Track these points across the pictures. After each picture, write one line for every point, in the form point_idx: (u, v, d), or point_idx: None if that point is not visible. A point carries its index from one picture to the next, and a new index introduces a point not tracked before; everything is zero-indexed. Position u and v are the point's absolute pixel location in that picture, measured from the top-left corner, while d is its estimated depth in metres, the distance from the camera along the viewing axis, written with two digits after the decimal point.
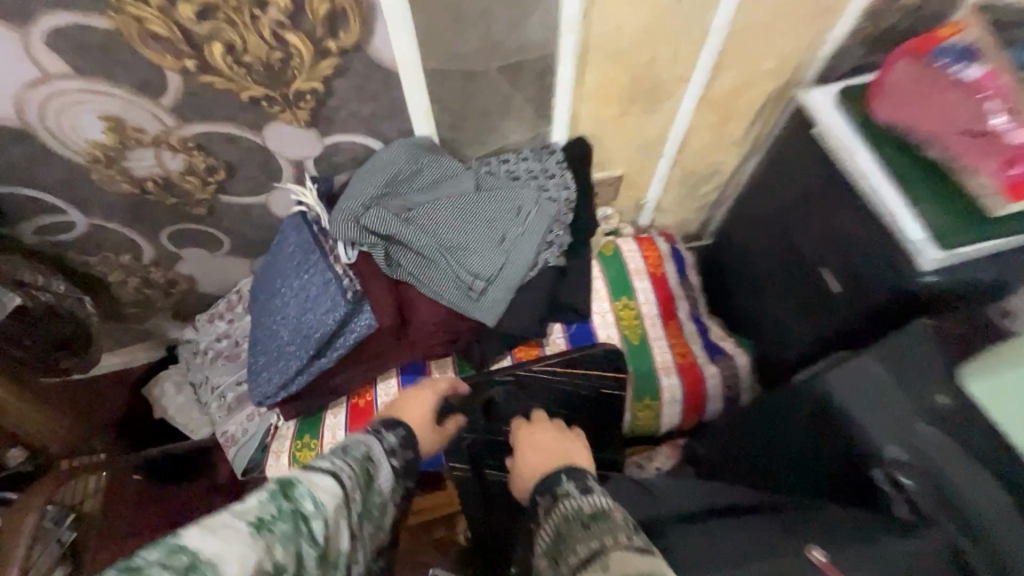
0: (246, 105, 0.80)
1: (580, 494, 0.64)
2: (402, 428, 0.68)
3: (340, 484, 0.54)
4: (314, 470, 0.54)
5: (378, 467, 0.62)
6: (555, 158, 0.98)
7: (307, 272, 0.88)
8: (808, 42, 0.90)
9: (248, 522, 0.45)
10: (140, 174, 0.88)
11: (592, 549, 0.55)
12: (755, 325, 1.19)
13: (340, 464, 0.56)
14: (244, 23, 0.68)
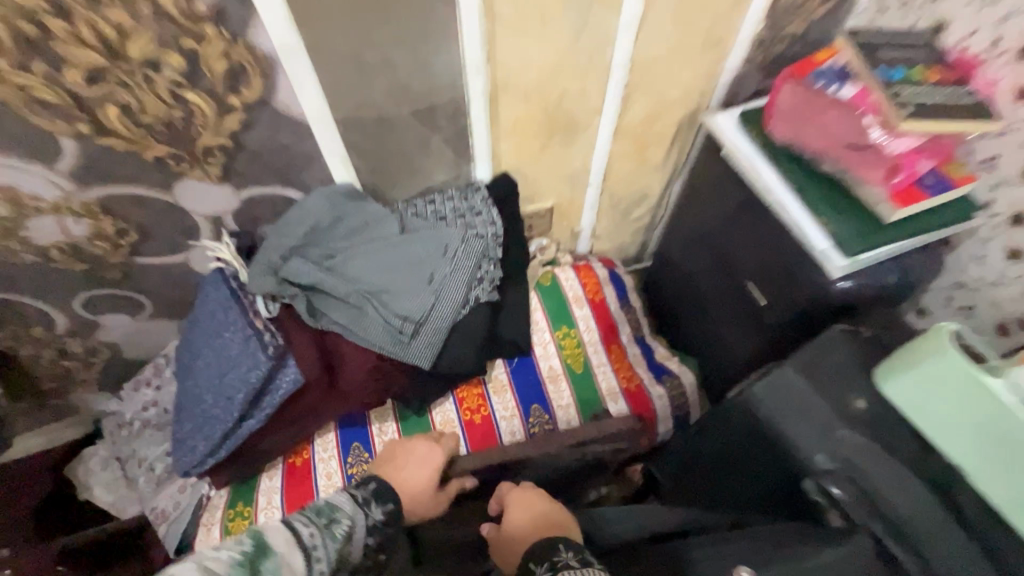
0: (152, 165, 0.78)
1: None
2: (388, 500, 0.68)
3: (308, 563, 0.55)
4: (293, 531, 0.57)
5: (354, 540, 0.62)
6: (481, 196, 0.99)
7: (228, 331, 0.84)
8: (708, 71, 0.95)
9: None
10: (43, 242, 0.84)
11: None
12: (696, 343, 1.21)
13: (316, 540, 0.57)
14: (138, 84, 0.67)
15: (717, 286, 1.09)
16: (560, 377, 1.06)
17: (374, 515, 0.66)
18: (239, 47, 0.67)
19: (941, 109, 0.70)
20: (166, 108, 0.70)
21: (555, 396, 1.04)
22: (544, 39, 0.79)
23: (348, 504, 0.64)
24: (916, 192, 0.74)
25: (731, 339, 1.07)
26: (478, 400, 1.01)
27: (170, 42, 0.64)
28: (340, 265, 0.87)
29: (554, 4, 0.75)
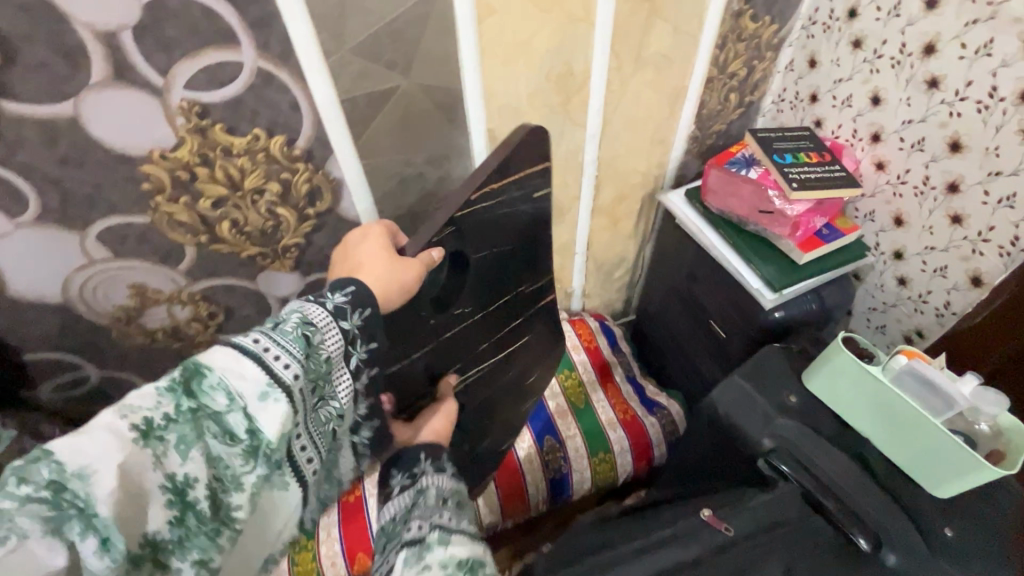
0: (244, 261, 1.03)
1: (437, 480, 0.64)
2: (368, 305, 0.59)
3: (269, 369, 0.50)
4: (239, 350, 0.50)
5: (323, 332, 0.55)
6: None
7: None
8: (658, 161, 1.25)
9: (131, 425, 0.44)
10: (152, 326, 1.07)
11: (428, 520, 0.59)
12: (680, 379, 1.41)
13: (264, 342, 0.51)
14: (246, 205, 0.93)
15: (687, 326, 1.31)
16: (566, 412, 1.26)
17: (333, 302, 0.57)
18: (319, 175, 0.94)
19: (820, 182, 0.97)
20: (263, 219, 0.96)
21: (563, 428, 1.24)
22: None
23: (296, 301, 0.56)
24: (816, 239, 1.00)
25: (705, 369, 1.28)
26: None
27: (273, 175, 0.91)
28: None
29: (537, 128, 1.04)
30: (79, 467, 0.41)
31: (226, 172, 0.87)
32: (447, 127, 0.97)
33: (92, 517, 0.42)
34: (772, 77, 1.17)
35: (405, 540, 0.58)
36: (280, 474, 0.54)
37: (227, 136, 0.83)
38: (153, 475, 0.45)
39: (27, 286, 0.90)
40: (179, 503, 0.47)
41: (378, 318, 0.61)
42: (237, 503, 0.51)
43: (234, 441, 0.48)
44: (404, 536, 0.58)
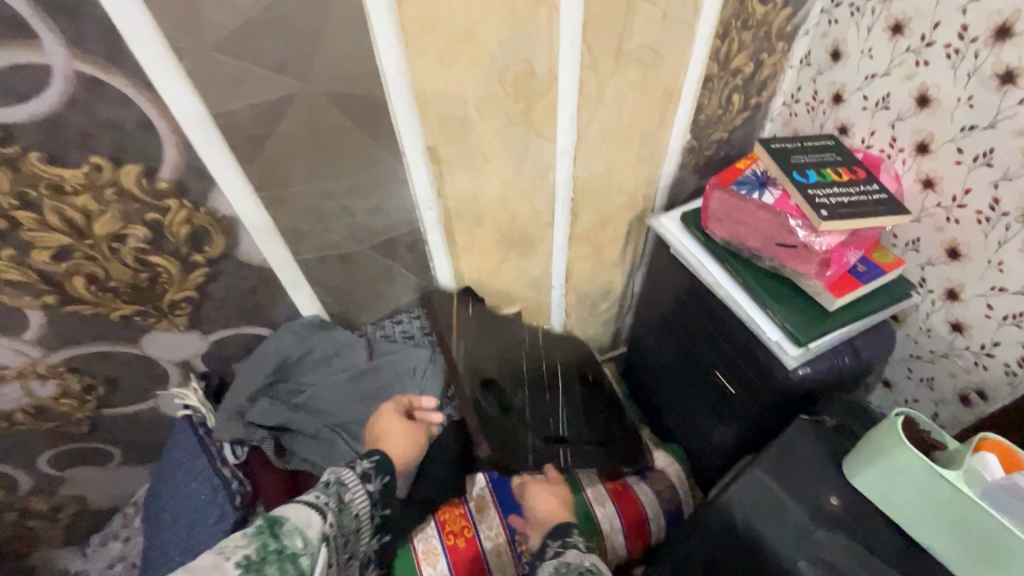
0: (119, 323, 0.80)
1: (580, 551, 0.70)
2: (387, 472, 0.73)
3: (324, 519, 0.63)
4: (305, 505, 0.62)
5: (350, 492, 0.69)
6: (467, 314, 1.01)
7: (194, 481, 0.83)
8: (647, 177, 1.03)
9: (234, 560, 0.53)
10: (8, 407, 0.83)
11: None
12: (678, 431, 1.19)
13: (324, 497, 0.65)
14: (105, 255, 0.70)
15: (687, 374, 1.09)
16: None
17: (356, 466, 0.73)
18: (201, 213, 0.71)
19: (856, 207, 0.76)
20: (133, 272, 0.73)
21: None
22: (490, 171, 0.86)
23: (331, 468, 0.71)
24: (850, 278, 0.79)
25: (709, 426, 1.06)
26: (458, 519, 0.92)
27: (135, 217, 0.68)
28: (308, 400, 0.88)
29: (493, 144, 0.82)
30: None
31: (62, 215, 0.64)
32: (372, 145, 0.75)
33: None
34: (783, 75, 0.96)
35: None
36: None
37: (51, 168, 0.60)
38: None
39: None
40: None
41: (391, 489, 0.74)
42: None
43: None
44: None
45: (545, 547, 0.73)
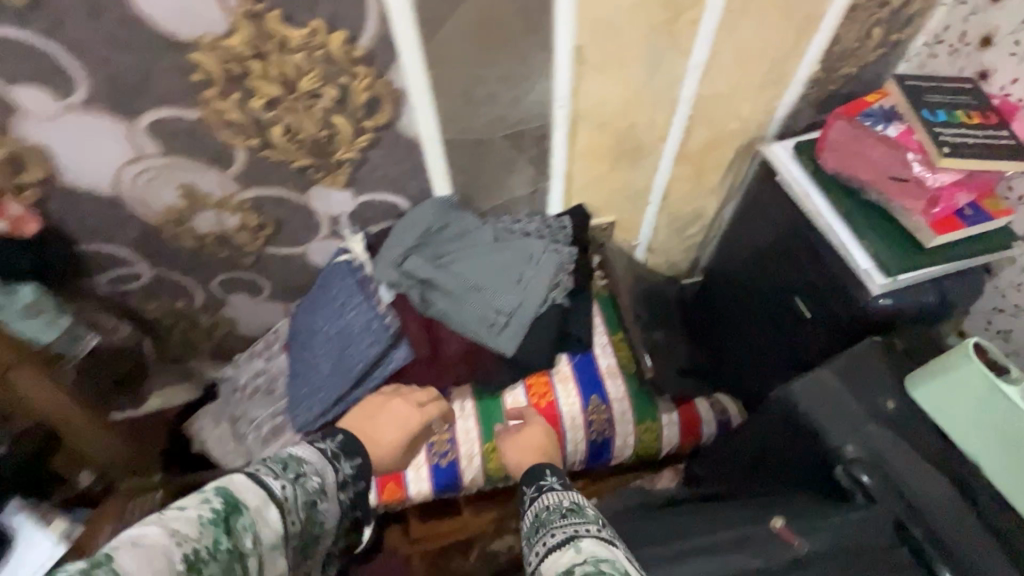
0: (295, 172, 0.96)
1: (558, 490, 0.74)
2: (360, 481, 0.75)
3: (285, 519, 0.61)
4: (269, 493, 0.61)
5: (324, 500, 0.68)
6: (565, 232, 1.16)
7: (350, 311, 1.02)
8: (766, 106, 1.06)
9: (181, 553, 0.51)
10: (203, 231, 1.04)
11: (570, 531, 0.63)
12: (734, 370, 1.25)
13: (289, 491, 0.62)
14: (301, 110, 0.85)
15: (765, 308, 1.15)
16: (617, 374, 1.17)
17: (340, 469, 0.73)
18: (380, 82, 0.84)
19: (980, 149, 0.79)
20: (317, 128, 0.88)
21: (613, 390, 1.15)
22: (623, 77, 0.93)
23: (318, 457, 0.70)
24: (954, 219, 0.83)
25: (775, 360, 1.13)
26: (545, 387, 1.13)
27: (329, 79, 0.81)
28: (448, 264, 1.03)
29: (633, 53, 0.89)
30: None
31: (280, 69, 0.78)
32: (529, 41, 0.84)
33: None
34: (930, 11, 0.95)
35: (543, 555, 0.64)
36: None
37: (282, 26, 0.73)
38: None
39: (81, 175, 0.87)
40: None
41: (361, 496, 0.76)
42: None
43: None
44: (542, 548, 0.65)
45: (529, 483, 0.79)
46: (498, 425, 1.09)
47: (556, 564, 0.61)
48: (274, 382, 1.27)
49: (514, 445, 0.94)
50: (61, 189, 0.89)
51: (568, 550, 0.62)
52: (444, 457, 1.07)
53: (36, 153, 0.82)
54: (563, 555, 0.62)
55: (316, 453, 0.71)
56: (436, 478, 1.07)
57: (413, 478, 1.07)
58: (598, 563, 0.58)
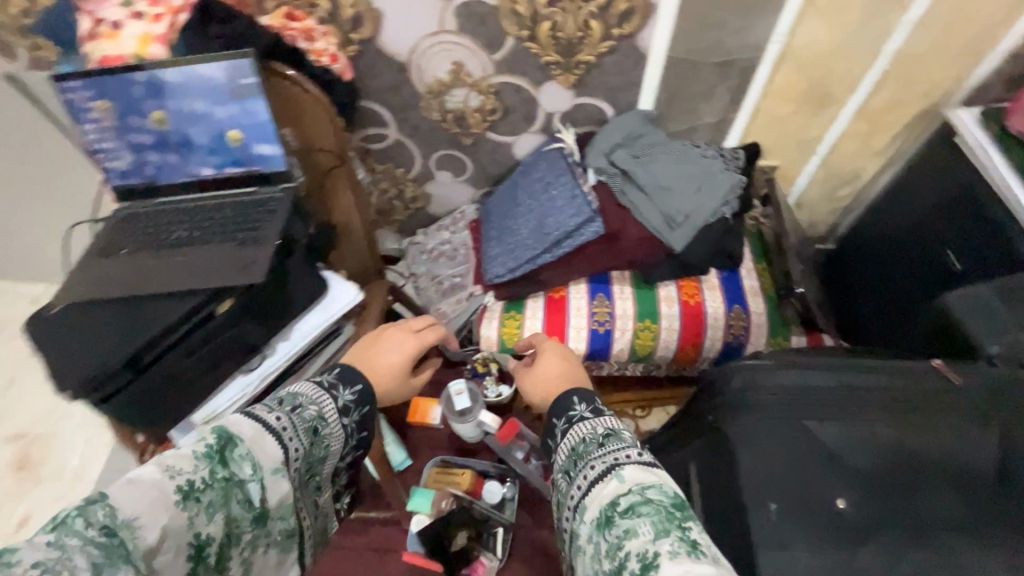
0: (540, 66, 1.18)
1: (588, 420, 0.78)
2: (367, 403, 0.77)
3: (281, 445, 0.64)
4: (263, 425, 0.63)
5: (329, 425, 0.71)
6: (741, 162, 1.32)
7: (554, 189, 1.26)
8: (957, 73, 1.17)
9: (176, 486, 0.54)
10: (449, 107, 1.29)
11: (609, 461, 0.68)
12: (872, 303, 1.36)
13: (286, 421, 0.65)
14: (572, 10, 1.06)
15: (921, 251, 1.23)
16: (758, 294, 1.32)
17: (343, 396, 0.75)
18: None
19: None
20: (576, 29, 1.10)
21: (754, 306, 1.31)
22: (840, 22, 1.07)
23: (315, 389, 0.72)
24: None
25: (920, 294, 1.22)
26: (694, 290, 1.31)
27: None
28: (643, 165, 1.23)
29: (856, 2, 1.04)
30: (126, 516, 0.50)
31: None
32: None
33: (133, 562, 0.49)
34: None
35: (586, 486, 0.68)
36: (286, 536, 0.66)
37: None
38: (185, 534, 0.54)
39: (392, 40, 1.14)
40: (195, 556, 0.56)
41: (370, 419, 0.79)
42: (233, 556, 0.60)
43: (250, 505, 0.60)
44: (584, 481, 0.68)
45: (572, 403, 0.82)
46: (651, 310, 1.28)
47: (603, 495, 0.65)
48: (458, 251, 1.52)
49: (537, 380, 0.94)
50: (372, 50, 1.16)
51: (610, 482, 0.65)
52: (602, 326, 1.29)
53: (371, 16, 1.10)
54: (606, 486, 0.65)
55: (316, 386, 0.73)
56: (592, 341, 1.29)
57: (573, 337, 1.29)
58: (644, 492, 0.62)
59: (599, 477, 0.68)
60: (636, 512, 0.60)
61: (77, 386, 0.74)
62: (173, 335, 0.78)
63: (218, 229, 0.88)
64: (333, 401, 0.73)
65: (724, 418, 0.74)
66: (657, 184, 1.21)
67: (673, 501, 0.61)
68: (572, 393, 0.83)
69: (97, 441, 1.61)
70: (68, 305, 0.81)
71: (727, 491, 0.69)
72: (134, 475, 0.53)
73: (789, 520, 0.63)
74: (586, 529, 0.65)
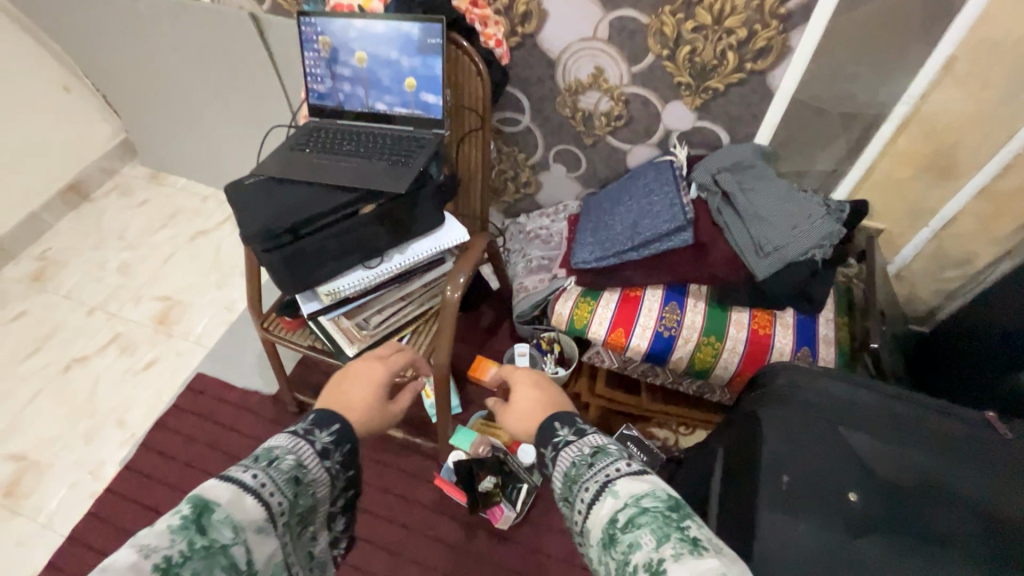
0: (672, 85, 1.31)
1: (580, 446, 0.75)
2: (347, 442, 0.82)
3: (261, 501, 0.67)
4: (240, 485, 0.66)
5: (310, 470, 0.75)
6: (845, 213, 1.34)
7: (656, 196, 1.37)
8: None
9: (154, 564, 0.56)
10: (580, 106, 1.45)
11: (601, 479, 0.67)
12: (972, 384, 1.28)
13: (263, 479, 0.69)
14: (713, 39, 1.19)
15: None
16: (831, 344, 1.33)
17: (320, 439, 0.79)
18: (780, 37, 1.15)
19: None
20: (713, 56, 1.21)
21: (823, 353, 1.32)
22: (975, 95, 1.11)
23: (291, 439, 0.76)
24: None
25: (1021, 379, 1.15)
26: (766, 321, 1.34)
27: (748, 23, 1.14)
28: (746, 192, 1.31)
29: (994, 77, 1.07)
30: None
31: (722, 4, 1.13)
32: (912, 28, 1.09)
33: None
34: None
35: (586, 508, 0.68)
36: None
37: None
38: None
39: (549, 38, 1.33)
40: None
41: (353, 454, 0.83)
42: None
43: (235, 569, 0.62)
44: (581, 503, 0.68)
45: (554, 428, 0.80)
46: (718, 328, 1.34)
47: (602, 514, 0.65)
48: (552, 237, 1.66)
49: (518, 413, 0.91)
50: (530, 43, 1.36)
51: (607, 498, 0.66)
52: (667, 330, 1.36)
53: (538, 15, 1.29)
54: (603, 504, 0.66)
55: (289, 434, 0.77)
56: (655, 342, 1.36)
57: (638, 334, 1.38)
58: (640, 502, 0.62)
59: (594, 499, 0.66)
60: (636, 527, 0.60)
61: (255, 234, 0.97)
62: (327, 217, 1.00)
63: (380, 151, 1.09)
64: (310, 446, 0.77)
65: (762, 404, 0.80)
66: (754, 211, 1.28)
67: (669, 503, 0.62)
68: (554, 417, 0.82)
69: (219, 321, 1.92)
70: (262, 178, 1.05)
71: (748, 460, 0.76)
72: (106, 565, 0.54)
73: (798, 495, 0.69)
74: (593, 553, 0.65)
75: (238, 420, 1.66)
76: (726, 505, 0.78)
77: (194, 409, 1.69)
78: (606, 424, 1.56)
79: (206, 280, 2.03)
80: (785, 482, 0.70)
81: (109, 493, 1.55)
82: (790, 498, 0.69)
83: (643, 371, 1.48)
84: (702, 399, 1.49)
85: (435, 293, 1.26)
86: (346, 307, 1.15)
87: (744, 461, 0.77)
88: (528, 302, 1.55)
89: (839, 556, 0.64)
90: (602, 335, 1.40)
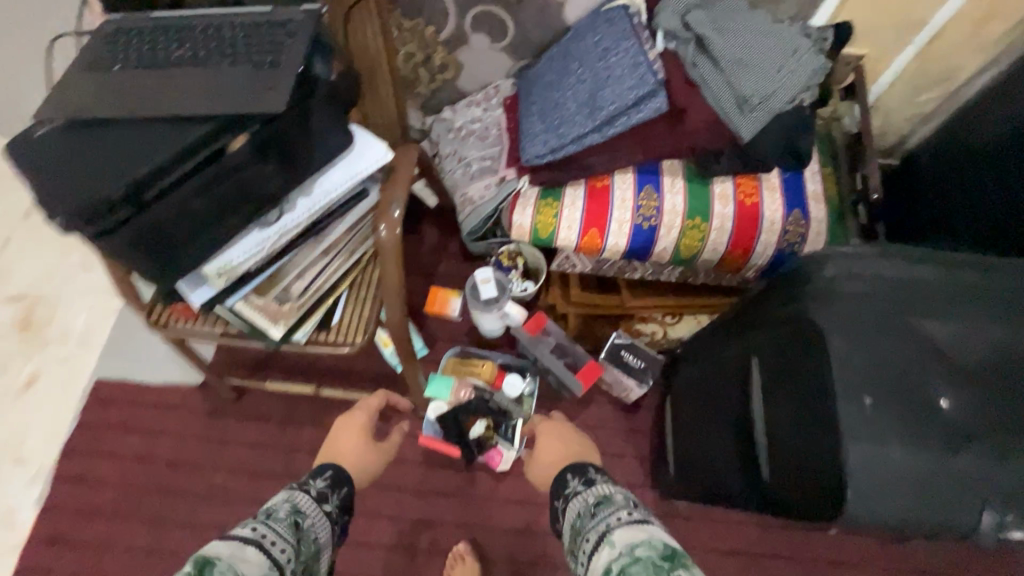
0: None
1: (581, 492, 0.93)
2: (342, 483, 0.95)
3: (264, 549, 0.71)
4: (240, 539, 0.71)
5: (307, 516, 0.83)
6: (831, 42, 1.13)
7: (614, 56, 1.10)
8: None
9: None
10: None
11: (601, 530, 0.80)
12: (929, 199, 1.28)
13: (261, 531, 0.73)
14: None
15: (973, 164, 1.16)
16: (821, 201, 1.19)
17: (317, 486, 0.91)
18: None
19: None
20: None
21: (815, 212, 1.18)
22: None
23: (288, 494, 0.85)
24: None
25: (973, 208, 1.16)
26: (752, 189, 1.18)
27: None
28: (719, 34, 1.07)
29: None
30: None
31: None
32: None
33: None
34: None
35: (587, 555, 0.81)
36: None
37: None
38: None
39: None
40: None
41: (348, 496, 0.95)
42: None
43: None
44: (585, 553, 0.81)
45: (566, 479, 1.00)
46: (702, 209, 1.16)
47: (600, 562, 0.77)
48: (490, 130, 1.36)
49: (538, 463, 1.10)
50: None
51: (604, 547, 0.78)
52: (647, 222, 1.17)
53: None
54: (601, 554, 0.77)
55: (292, 489, 0.87)
56: (634, 238, 1.18)
57: (614, 232, 1.18)
58: (634, 553, 0.73)
59: (593, 542, 0.81)
60: (628, 573, 0.71)
61: (72, 214, 0.64)
62: (177, 167, 0.67)
63: (232, 53, 0.73)
64: (308, 494, 0.88)
65: (812, 305, 0.64)
66: (733, 57, 1.06)
67: (662, 555, 0.72)
68: (566, 470, 1.01)
69: (102, 308, 1.54)
70: (59, 125, 0.69)
71: (812, 379, 0.61)
72: None
73: (885, 419, 0.56)
74: None
75: (168, 422, 1.40)
76: (786, 423, 0.65)
77: (108, 422, 1.40)
78: (589, 330, 1.43)
79: (66, 262, 1.60)
80: (868, 403, 0.56)
81: (35, 540, 1.30)
82: (877, 424, 0.55)
83: (620, 268, 1.32)
84: (684, 284, 1.36)
85: (366, 235, 0.99)
86: (252, 280, 0.87)
87: (806, 377, 0.62)
88: (479, 216, 1.29)
89: (940, 476, 0.54)
90: (573, 241, 1.20)
